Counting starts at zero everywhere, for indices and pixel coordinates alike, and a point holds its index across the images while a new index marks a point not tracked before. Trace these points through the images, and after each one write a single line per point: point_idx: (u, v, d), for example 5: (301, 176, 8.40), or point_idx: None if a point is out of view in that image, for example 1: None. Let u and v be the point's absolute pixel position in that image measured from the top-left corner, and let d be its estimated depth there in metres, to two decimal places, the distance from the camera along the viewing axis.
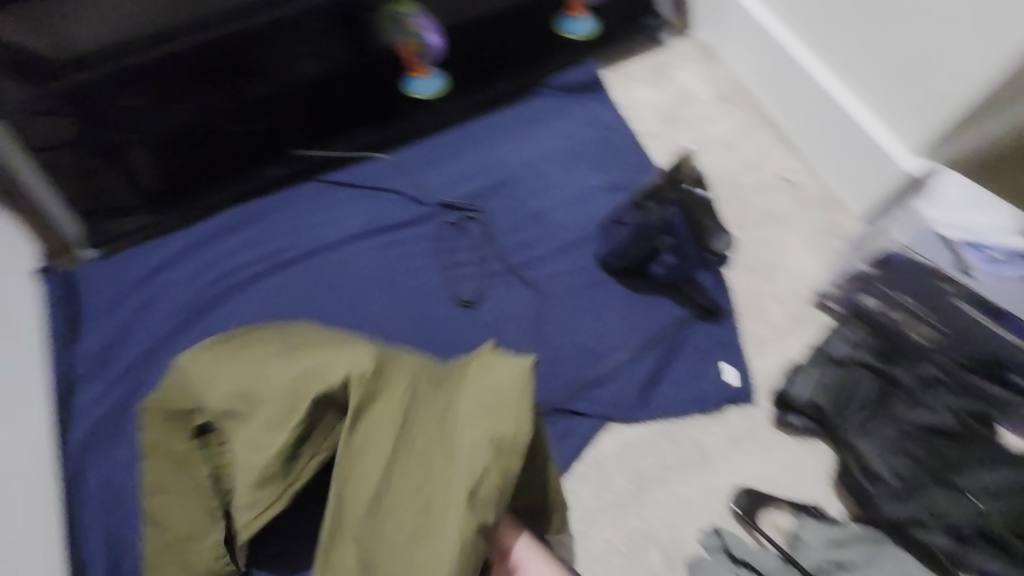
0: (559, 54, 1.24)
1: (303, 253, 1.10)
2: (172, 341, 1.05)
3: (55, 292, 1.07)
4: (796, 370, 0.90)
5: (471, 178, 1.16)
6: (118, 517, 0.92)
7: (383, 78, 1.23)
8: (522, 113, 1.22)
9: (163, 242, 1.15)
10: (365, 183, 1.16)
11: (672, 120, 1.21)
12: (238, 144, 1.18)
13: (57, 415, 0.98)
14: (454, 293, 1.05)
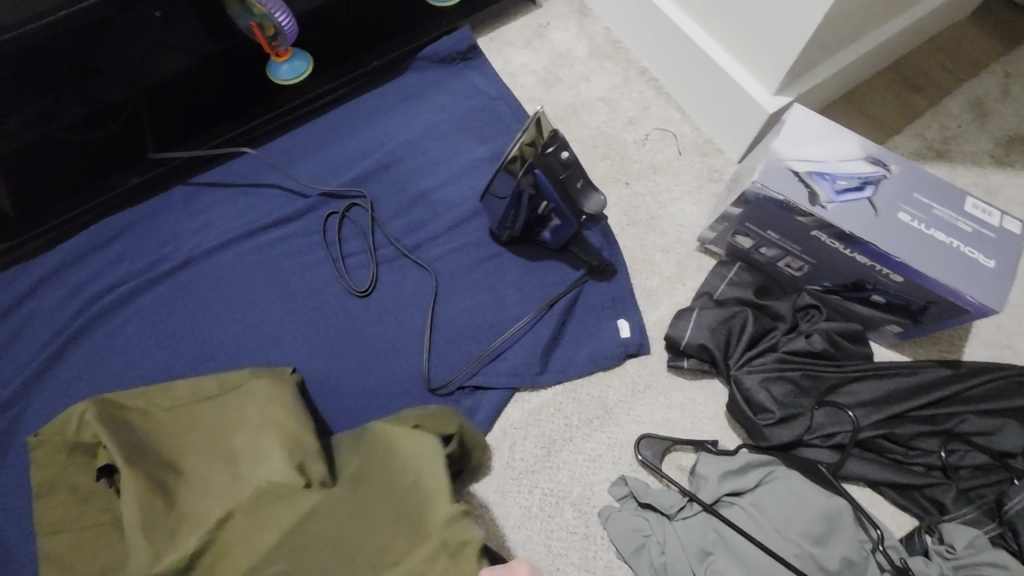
0: (432, 24, 1.20)
1: (181, 263, 1.04)
2: (44, 375, 0.97)
3: None
4: (679, 315, 0.93)
5: (352, 163, 1.11)
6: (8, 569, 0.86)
7: (244, 68, 1.16)
8: (397, 90, 1.17)
9: (22, 269, 1.05)
10: (240, 181, 1.10)
11: (552, 82, 1.20)
12: (91, 152, 1.09)
13: None
14: (346, 284, 1.02)
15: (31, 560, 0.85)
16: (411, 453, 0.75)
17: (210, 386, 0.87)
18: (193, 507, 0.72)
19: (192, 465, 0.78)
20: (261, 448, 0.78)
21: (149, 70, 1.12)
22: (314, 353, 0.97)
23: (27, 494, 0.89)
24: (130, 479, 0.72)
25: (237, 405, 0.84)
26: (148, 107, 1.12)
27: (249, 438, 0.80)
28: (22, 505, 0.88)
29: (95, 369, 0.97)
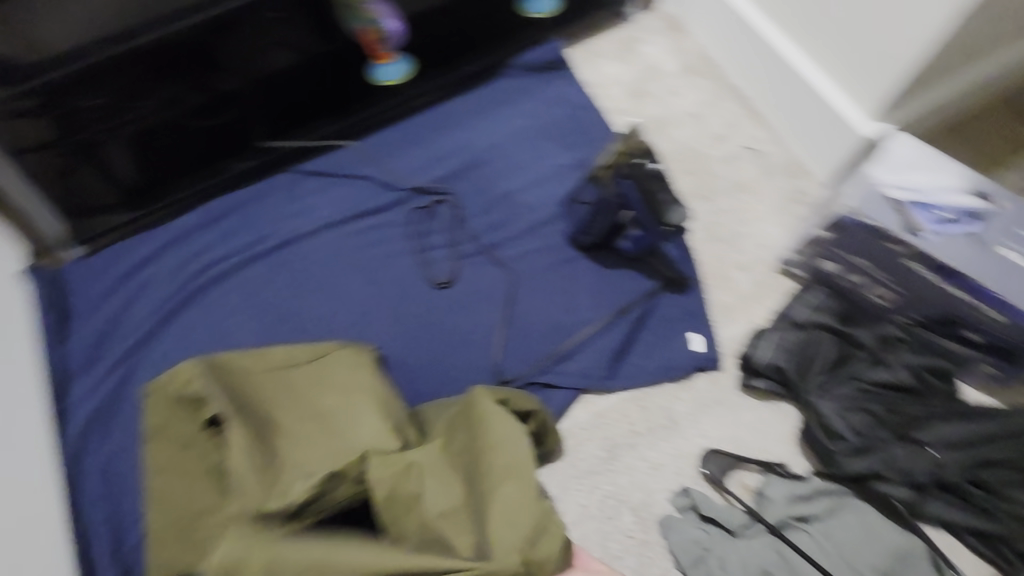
0: (524, 31, 1.24)
1: (280, 243, 1.13)
2: (158, 333, 1.07)
3: (47, 294, 1.11)
4: (757, 334, 0.93)
5: (442, 161, 1.17)
6: (117, 502, 0.95)
7: (351, 67, 1.23)
8: (488, 95, 1.23)
9: (146, 236, 1.18)
10: (338, 171, 1.18)
11: (638, 95, 1.23)
12: (208, 142, 1.18)
13: (49, 407, 1.00)
14: (427, 276, 1.07)
15: (136, 495, 0.95)
16: (502, 438, 0.79)
17: (300, 351, 0.96)
18: (292, 459, 0.82)
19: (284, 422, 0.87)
20: (346, 408, 0.87)
21: (266, 64, 1.15)
22: (394, 337, 1.03)
23: (137, 438, 0.99)
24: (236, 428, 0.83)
25: (321, 372, 0.92)
26: (260, 99, 1.19)
27: (332, 399, 0.89)
28: (133, 447, 0.98)
29: (201, 333, 1.07)
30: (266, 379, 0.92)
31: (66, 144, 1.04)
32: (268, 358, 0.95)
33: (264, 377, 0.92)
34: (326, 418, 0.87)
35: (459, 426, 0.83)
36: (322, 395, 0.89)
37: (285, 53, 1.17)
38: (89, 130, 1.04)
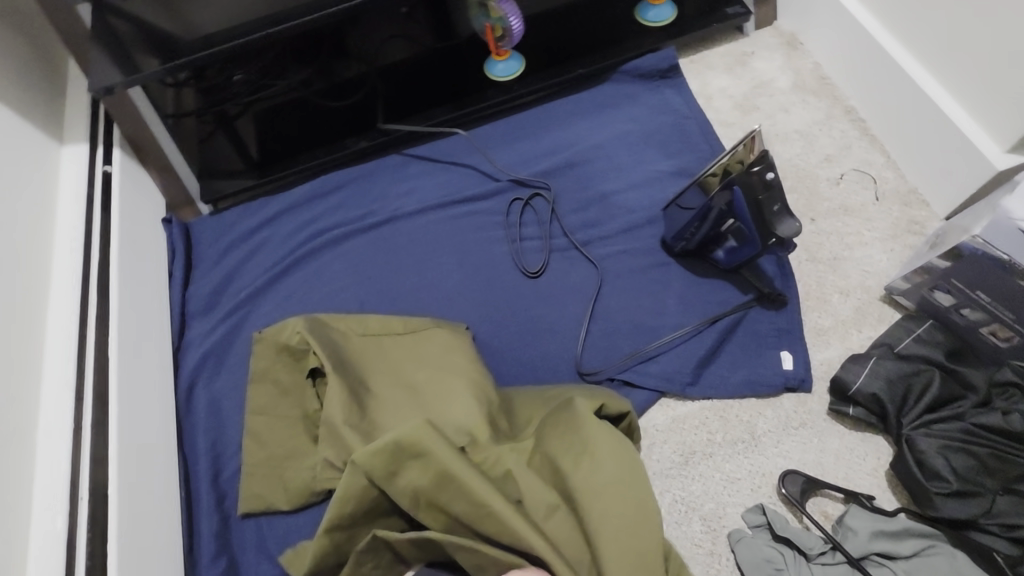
0: (637, 40, 1.27)
1: (385, 219, 1.20)
2: (269, 287, 1.17)
3: (178, 240, 1.23)
4: (852, 359, 0.91)
5: (543, 158, 1.21)
6: (218, 433, 1.04)
7: (466, 64, 1.32)
8: (594, 98, 1.26)
9: (266, 201, 1.29)
10: (445, 158, 1.25)
11: (747, 109, 1.22)
12: (327, 118, 1.33)
13: (171, 340, 1.12)
14: (519, 264, 1.11)
15: (236, 431, 1.04)
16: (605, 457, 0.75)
17: (398, 323, 1.02)
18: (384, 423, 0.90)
19: (379, 388, 0.95)
20: (439, 384, 0.92)
21: (380, 54, 1.37)
22: (482, 319, 1.07)
23: (244, 379, 1.08)
24: (337, 387, 0.92)
25: (419, 346, 0.98)
26: (376, 83, 1.34)
27: (426, 375, 0.94)
28: (238, 386, 1.08)
29: (307, 292, 1.16)
30: (367, 347, 1.00)
31: (211, 111, 1.34)
32: (371, 326, 1.02)
33: (365, 346, 1.00)
34: (418, 392, 0.93)
35: (561, 433, 0.80)
36: (416, 369, 0.96)
37: (399, 41, 1.37)
38: (228, 98, 1.34)
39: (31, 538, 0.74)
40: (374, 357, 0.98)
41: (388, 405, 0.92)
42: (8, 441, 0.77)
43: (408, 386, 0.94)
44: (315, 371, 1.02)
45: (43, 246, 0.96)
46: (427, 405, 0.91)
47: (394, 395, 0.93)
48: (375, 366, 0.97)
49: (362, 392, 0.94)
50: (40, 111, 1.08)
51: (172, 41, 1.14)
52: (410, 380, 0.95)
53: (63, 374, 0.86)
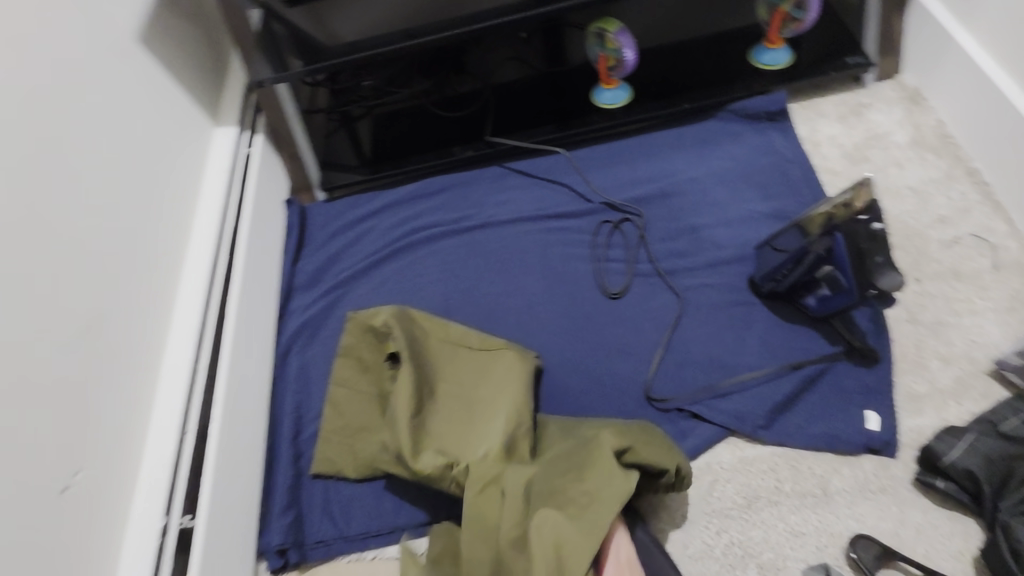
0: (748, 82, 1.28)
1: (478, 224, 1.27)
2: (366, 273, 1.27)
3: (295, 220, 1.36)
4: (946, 431, 0.86)
5: (638, 184, 1.24)
6: (304, 397, 1.13)
7: (575, 90, 1.39)
8: (698, 133, 1.27)
9: (374, 195, 1.40)
10: (544, 174, 1.31)
11: (857, 160, 1.19)
12: (440, 126, 1.44)
13: (277, 308, 1.24)
14: (601, 283, 1.13)
15: (318, 398, 1.13)
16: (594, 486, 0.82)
17: (477, 339, 1.05)
18: (432, 429, 0.96)
19: (440, 391, 1.01)
20: (492, 398, 0.96)
21: (495, 74, 1.49)
22: (559, 330, 1.10)
23: (333, 353, 1.18)
24: (407, 380, 0.98)
25: (486, 360, 1.02)
26: (488, 98, 1.44)
27: (489, 393, 0.98)
28: (327, 358, 1.17)
29: (399, 283, 1.24)
30: (435, 348, 1.06)
31: (339, 110, 1.50)
32: (442, 326, 1.07)
33: (437, 345, 1.06)
34: (474, 408, 0.97)
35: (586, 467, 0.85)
36: (475, 380, 1.00)
37: (511, 64, 1.50)
38: (355, 101, 1.51)
39: (145, 454, 0.87)
40: (440, 360, 1.04)
41: (441, 408, 0.99)
42: (140, 370, 0.91)
43: (462, 393, 1.00)
44: (394, 356, 1.07)
45: (189, 210, 1.11)
46: (467, 419, 0.96)
47: (446, 402, 1.00)
48: (440, 367, 1.03)
49: (426, 391, 1.00)
50: (206, 96, 1.26)
51: (318, 48, 1.29)
52: (466, 389, 1.00)
53: (190, 320, 0.99)
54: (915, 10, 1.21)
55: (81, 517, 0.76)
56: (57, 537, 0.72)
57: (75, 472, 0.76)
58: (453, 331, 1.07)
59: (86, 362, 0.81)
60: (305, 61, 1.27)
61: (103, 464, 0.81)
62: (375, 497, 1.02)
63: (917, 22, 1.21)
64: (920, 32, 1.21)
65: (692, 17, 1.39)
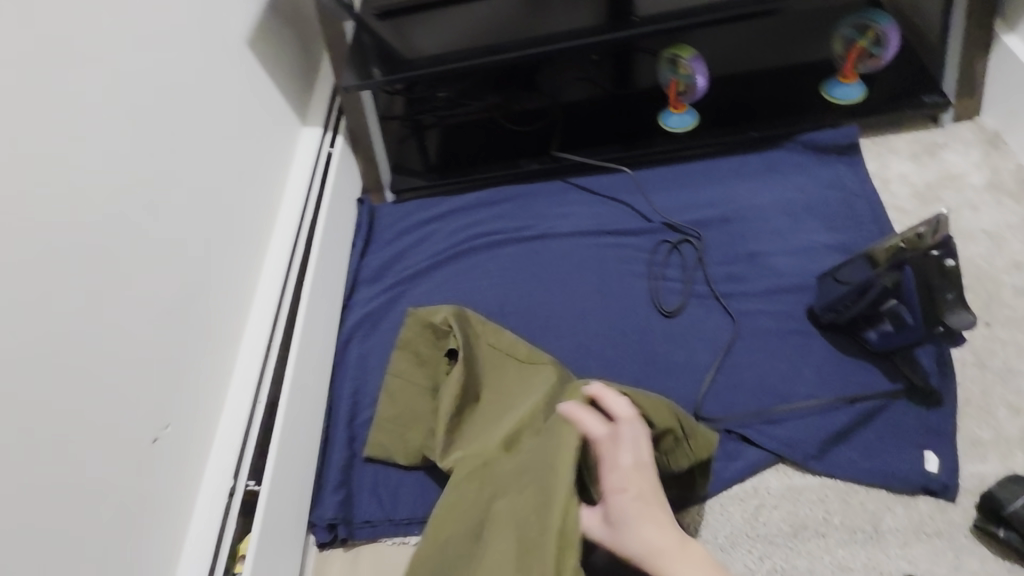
0: (819, 115, 1.29)
1: (538, 235, 1.31)
2: (427, 272, 1.33)
3: (365, 218, 1.44)
4: (1010, 479, 0.83)
5: (699, 207, 1.26)
6: (361, 384, 1.19)
7: (642, 113, 1.43)
8: (763, 162, 1.28)
9: (440, 200, 1.46)
10: (606, 192, 1.34)
11: (928, 199, 1.18)
12: (507, 139, 1.50)
13: (342, 298, 1.31)
14: (656, 301, 1.15)
15: (374, 386, 1.19)
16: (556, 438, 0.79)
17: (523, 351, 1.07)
18: (464, 431, 1.03)
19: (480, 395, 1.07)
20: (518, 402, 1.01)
21: (563, 93, 1.54)
22: (611, 343, 1.13)
23: (390, 345, 1.23)
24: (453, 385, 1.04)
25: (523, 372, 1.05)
26: (556, 116, 1.50)
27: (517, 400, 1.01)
28: (384, 349, 1.23)
29: (457, 284, 1.30)
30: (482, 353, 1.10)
31: (413, 118, 1.58)
32: (482, 330, 1.12)
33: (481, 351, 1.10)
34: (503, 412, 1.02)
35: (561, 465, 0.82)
36: (508, 388, 1.05)
37: (578, 84, 1.55)
38: (429, 110, 1.59)
39: (220, 421, 0.94)
40: (482, 366, 1.09)
41: (476, 412, 1.05)
42: (223, 341, 0.98)
43: (498, 400, 1.05)
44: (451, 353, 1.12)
45: (276, 199, 1.20)
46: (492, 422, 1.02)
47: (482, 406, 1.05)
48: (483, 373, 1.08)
49: (468, 395, 1.06)
50: (297, 98, 1.36)
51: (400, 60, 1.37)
52: (501, 395, 1.05)
53: (268, 301, 1.07)
54: (1000, 54, 1.20)
55: (166, 467, 0.83)
56: (145, 485, 0.79)
57: (165, 426, 0.84)
58: (500, 337, 1.10)
59: (181, 328, 0.89)
60: (387, 70, 1.34)
61: (186, 424, 0.88)
62: (422, 485, 1.06)
63: (1001, 66, 1.20)
64: (1004, 76, 1.20)
65: (765, 50, 1.41)
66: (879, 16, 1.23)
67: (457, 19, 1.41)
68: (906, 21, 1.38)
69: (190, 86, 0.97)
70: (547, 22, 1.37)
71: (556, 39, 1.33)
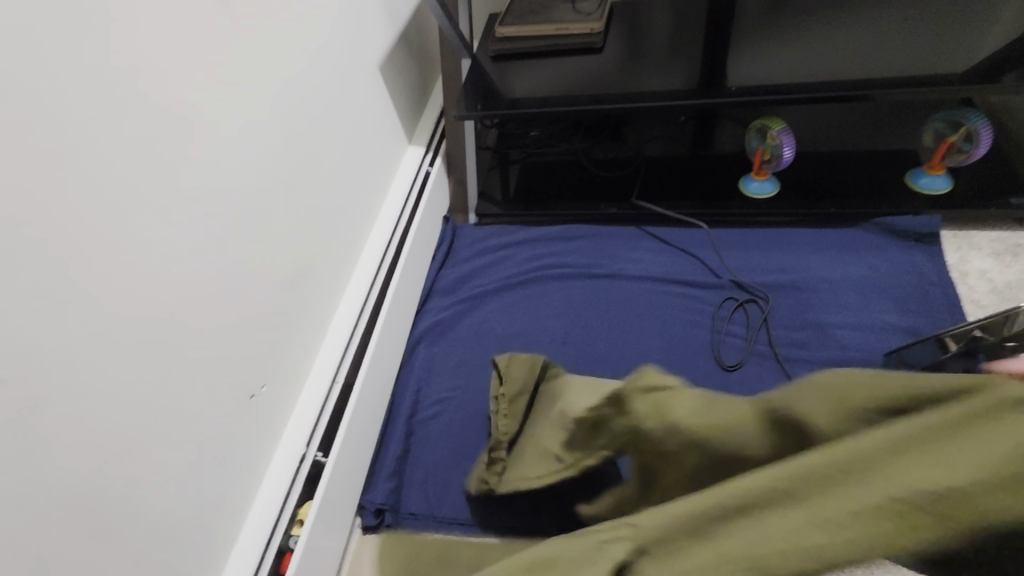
0: (899, 202, 1.32)
1: (608, 274, 1.38)
2: (497, 291, 1.41)
3: (447, 234, 1.55)
4: None
5: (770, 272, 1.30)
6: (423, 385, 1.27)
7: (723, 175, 1.50)
8: (838, 237, 1.32)
9: (519, 228, 1.56)
10: (678, 244, 1.40)
11: (1007, 298, 1.18)
12: (589, 181, 1.59)
13: (416, 304, 1.41)
14: (716, 353, 1.19)
15: (435, 389, 1.26)
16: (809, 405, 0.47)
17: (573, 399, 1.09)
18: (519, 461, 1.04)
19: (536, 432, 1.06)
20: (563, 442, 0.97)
21: (647, 146, 1.64)
22: None
23: (455, 353, 1.31)
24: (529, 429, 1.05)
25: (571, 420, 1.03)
26: (638, 166, 1.59)
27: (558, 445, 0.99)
28: (449, 356, 1.31)
29: (524, 308, 1.37)
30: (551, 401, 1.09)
31: (503, 151, 1.71)
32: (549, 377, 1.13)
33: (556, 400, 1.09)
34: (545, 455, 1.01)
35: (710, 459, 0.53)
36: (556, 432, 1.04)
37: (659, 141, 1.64)
38: (519, 146, 1.71)
39: (303, 392, 1.04)
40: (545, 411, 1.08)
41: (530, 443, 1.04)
42: (316, 321, 1.09)
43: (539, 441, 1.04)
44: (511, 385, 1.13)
45: (377, 204, 1.33)
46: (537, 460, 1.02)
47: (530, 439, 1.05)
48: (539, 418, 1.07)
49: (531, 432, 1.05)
50: (409, 118, 1.50)
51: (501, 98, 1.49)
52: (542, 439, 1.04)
53: (357, 294, 1.18)
54: None
55: (257, 422, 0.93)
56: (240, 433, 0.89)
57: (262, 385, 0.94)
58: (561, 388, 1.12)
59: (287, 301, 1.01)
60: (486, 105, 1.47)
61: (277, 388, 0.98)
62: (467, 490, 1.10)
63: None
64: None
65: (850, 134, 1.47)
66: (974, 114, 1.27)
67: (560, 69, 1.54)
68: (999, 124, 1.42)
69: (326, 98, 1.12)
70: (643, 80, 1.46)
71: (649, 96, 1.42)
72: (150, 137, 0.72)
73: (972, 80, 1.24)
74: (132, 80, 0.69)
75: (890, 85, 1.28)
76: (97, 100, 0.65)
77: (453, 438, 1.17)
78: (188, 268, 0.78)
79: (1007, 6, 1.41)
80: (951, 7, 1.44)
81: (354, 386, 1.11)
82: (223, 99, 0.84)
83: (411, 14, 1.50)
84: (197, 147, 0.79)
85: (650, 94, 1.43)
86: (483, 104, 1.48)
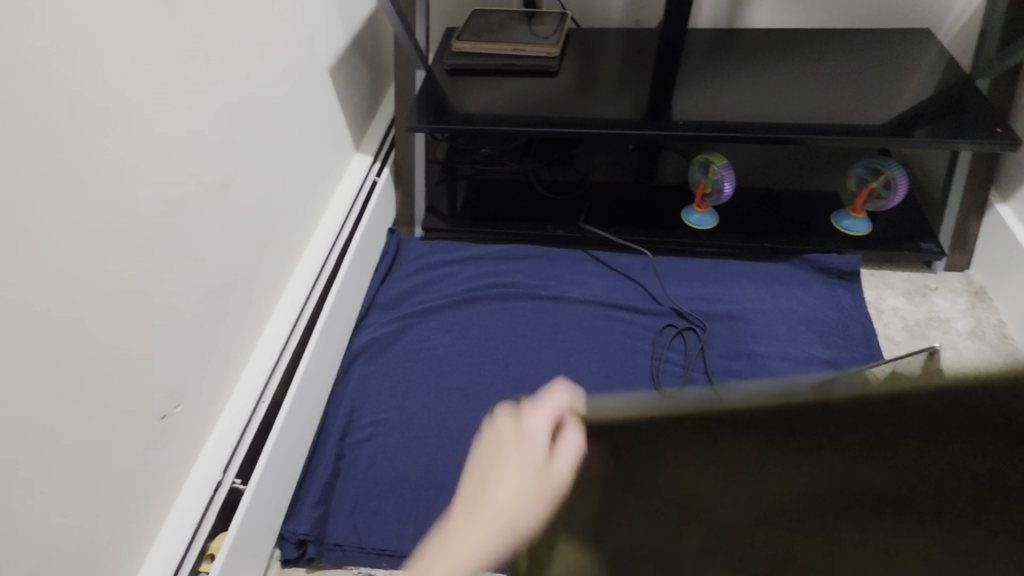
0: (825, 240, 1.41)
1: (553, 295, 1.38)
2: (440, 310, 1.37)
3: (391, 248, 1.50)
4: None
5: (708, 301, 1.34)
6: (357, 405, 1.21)
7: (666, 204, 1.54)
8: (771, 271, 1.38)
9: (465, 245, 1.52)
10: (623, 270, 1.42)
11: (918, 335, 1.28)
12: (538, 201, 1.60)
13: (354, 319, 1.35)
14: (656, 380, 1.21)
15: (370, 410, 1.20)
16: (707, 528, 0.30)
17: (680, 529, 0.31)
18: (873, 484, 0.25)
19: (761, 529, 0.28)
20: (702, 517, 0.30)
21: (595, 170, 1.66)
22: None
23: (394, 372, 1.26)
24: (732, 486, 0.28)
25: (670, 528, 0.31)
26: (586, 190, 1.61)
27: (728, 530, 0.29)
28: (386, 375, 1.25)
29: (467, 328, 1.33)
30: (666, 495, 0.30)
31: (453, 165, 1.69)
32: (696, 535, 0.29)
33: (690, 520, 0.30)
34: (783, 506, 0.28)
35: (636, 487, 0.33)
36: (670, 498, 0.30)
37: (606, 167, 1.67)
38: (469, 161, 1.69)
39: (224, 412, 0.96)
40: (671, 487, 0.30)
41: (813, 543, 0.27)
42: (245, 335, 1.02)
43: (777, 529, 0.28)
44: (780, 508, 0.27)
45: (318, 213, 1.26)
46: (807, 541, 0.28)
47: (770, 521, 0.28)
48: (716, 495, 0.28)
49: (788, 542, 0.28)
50: (358, 125, 1.46)
51: (453, 110, 1.47)
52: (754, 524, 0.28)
53: (290, 307, 1.11)
54: (992, 220, 1.35)
55: (168, 446, 0.84)
56: (149, 456, 0.81)
57: (176, 405, 0.86)
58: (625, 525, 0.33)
59: (213, 311, 0.93)
60: (437, 117, 1.44)
61: (194, 408, 0.89)
62: (399, 518, 1.05)
63: (992, 231, 1.35)
64: (994, 241, 1.34)
65: (783, 174, 1.56)
66: (892, 164, 1.37)
67: (513, 88, 1.54)
68: (913, 175, 1.55)
69: (272, 98, 1.06)
70: (595, 106, 1.49)
71: (600, 122, 1.44)
72: (69, 125, 0.65)
73: (891, 131, 1.35)
74: (48, 60, 0.62)
75: (821, 130, 1.37)
76: (6, 85, 0.58)
77: (386, 463, 1.12)
78: (104, 271, 0.71)
79: (923, 64, 1.54)
80: (874, 62, 1.55)
81: (283, 406, 1.04)
82: (155, 89, 0.77)
83: (366, 19, 1.45)
84: (121, 143, 0.72)
85: (601, 120, 1.45)
86: (434, 116, 1.45)
